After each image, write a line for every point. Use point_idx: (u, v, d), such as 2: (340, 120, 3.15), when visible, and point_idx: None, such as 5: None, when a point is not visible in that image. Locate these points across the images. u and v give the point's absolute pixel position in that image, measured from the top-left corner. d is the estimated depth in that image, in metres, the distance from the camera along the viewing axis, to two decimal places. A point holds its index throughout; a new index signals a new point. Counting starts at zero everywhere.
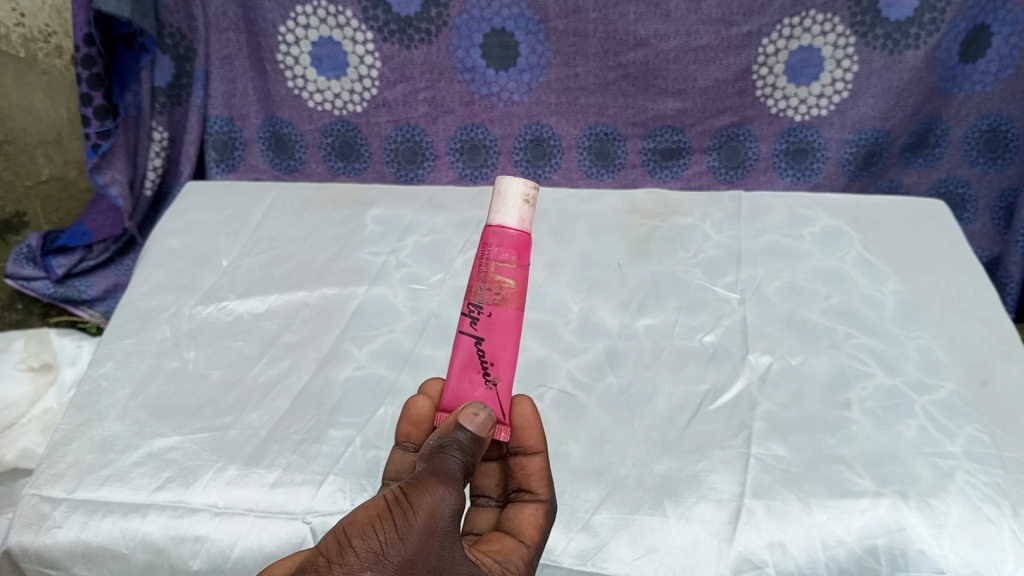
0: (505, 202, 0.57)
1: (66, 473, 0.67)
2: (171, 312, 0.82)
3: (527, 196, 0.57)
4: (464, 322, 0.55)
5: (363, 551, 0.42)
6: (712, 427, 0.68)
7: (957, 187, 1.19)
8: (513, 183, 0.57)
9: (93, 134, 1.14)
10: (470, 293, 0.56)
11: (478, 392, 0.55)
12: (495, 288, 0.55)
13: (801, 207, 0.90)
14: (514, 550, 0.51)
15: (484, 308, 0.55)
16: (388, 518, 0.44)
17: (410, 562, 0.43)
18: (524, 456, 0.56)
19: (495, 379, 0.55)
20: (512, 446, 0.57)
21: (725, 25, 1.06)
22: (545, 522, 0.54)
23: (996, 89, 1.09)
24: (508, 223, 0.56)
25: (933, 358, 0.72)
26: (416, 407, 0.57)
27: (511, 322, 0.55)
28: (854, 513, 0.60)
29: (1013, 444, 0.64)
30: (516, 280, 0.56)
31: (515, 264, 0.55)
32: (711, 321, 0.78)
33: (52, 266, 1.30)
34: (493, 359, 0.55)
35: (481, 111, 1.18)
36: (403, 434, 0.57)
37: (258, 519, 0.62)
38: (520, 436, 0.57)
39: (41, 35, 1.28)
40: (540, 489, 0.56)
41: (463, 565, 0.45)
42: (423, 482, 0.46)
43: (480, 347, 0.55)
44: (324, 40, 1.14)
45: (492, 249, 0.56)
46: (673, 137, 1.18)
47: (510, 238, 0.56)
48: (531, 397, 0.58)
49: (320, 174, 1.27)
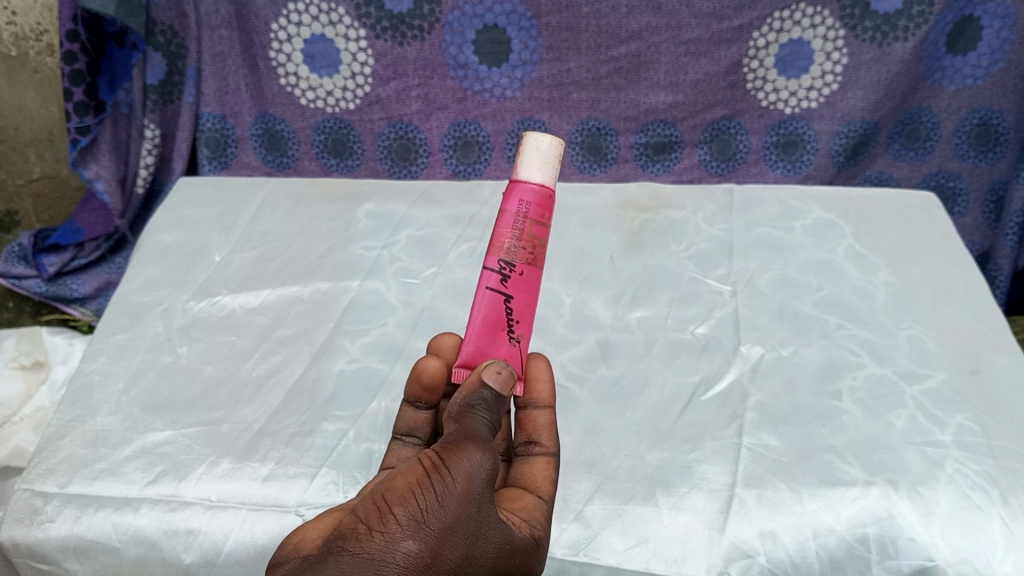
0: (539, 157, 0.55)
1: (58, 468, 0.67)
2: (164, 307, 0.82)
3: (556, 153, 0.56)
4: (493, 280, 0.54)
5: (403, 518, 0.43)
6: (704, 418, 0.68)
7: (948, 181, 1.20)
8: (548, 138, 0.55)
9: (72, 129, 1.14)
10: (501, 250, 0.54)
11: (504, 351, 0.55)
12: (529, 247, 0.54)
13: (792, 200, 0.91)
14: (535, 508, 0.52)
15: (517, 266, 0.54)
16: (427, 485, 0.44)
17: (449, 529, 0.43)
18: (534, 408, 0.57)
19: (518, 337, 0.55)
20: (523, 399, 0.58)
21: (716, 19, 1.07)
22: (556, 474, 0.56)
23: (987, 82, 1.09)
24: (542, 180, 0.55)
25: (923, 348, 0.72)
26: (426, 369, 0.56)
27: (536, 280, 0.55)
28: (845, 502, 0.61)
29: (1003, 433, 0.65)
30: (543, 239, 0.55)
31: (546, 223, 0.55)
32: (703, 313, 0.78)
33: (44, 264, 1.30)
34: (519, 317, 0.55)
35: (474, 107, 1.18)
36: (413, 395, 0.57)
37: (251, 512, 0.62)
38: (532, 390, 0.58)
39: (33, 33, 1.28)
40: (547, 441, 0.57)
41: (497, 530, 0.46)
42: (460, 445, 0.46)
43: (508, 305, 0.54)
44: (316, 37, 1.14)
45: (525, 206, 0.54)
46: (665, 131, 1.18)
47: (542, 195, 0.55)
48: (544, 356, 0.59)
49: (313, 170, 1.27)
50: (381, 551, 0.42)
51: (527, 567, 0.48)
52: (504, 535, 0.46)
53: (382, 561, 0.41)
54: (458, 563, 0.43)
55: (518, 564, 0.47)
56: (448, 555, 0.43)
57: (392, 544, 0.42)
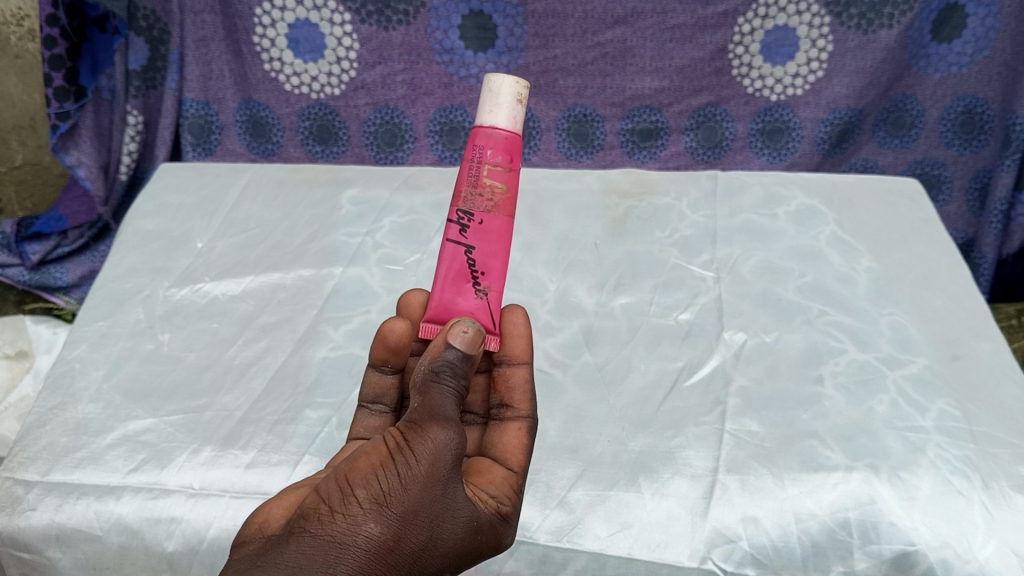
0: (495, 101, 0.54)
1: (39, 456, 0.67)
2: (146, 294, 0.82)
3: (520, 95, 0.54)
4: (452, 230, 0.55)
5: (365, 499, 0.43)
6: (687, 404, 0.68)
7: (933, 169, 1.20)
8: (506, 80, 0.54)
9: (54, 116, 1.13)
10: (459, 199, 0.54)
11: (469, 303, 0.55)
12: (486, 194, 0.54)
13: (776, 186, 0.91)
14: (503, 480, 0.52)
15: (475, 214, 0.54)
16: (390, 467, 0.44)
17: (412, 510, 0.44)
18: (508, 367, 0.57)
19: (485, 289, 0.55)
20: (499, 356, 0.58)
21: (702, 4, 1.07)
22: (528, 443, 0.55)
23: (972, 70, 1.10)
24: (500, 123, 0.54)
25: (905, 334, 0.73)
26: (391, 331, 0.57)
27: (500, 229, 0.55)
28: (826, 487, 0.61)
29: (983, 418, 0.65)
30: (506, 186, 0.54)
31: (506, 168, 0.54)
32: (687, 299, 0.78)
33: (27, 252, 1.29)
34: (483, 268, 0.55)
35: (460, 93, 1.18)
36: (379, 358, 0.58)
37: (233, 500, 0.62)
38: (507, 345, 0.58)
39: (14, 18, 1.27)
40: (523, 404, 0.57)
41: (464, 509, 0.46)
42: (425, 424, 0.46)
43: (469, 256, 0.54)
44: (301, 22, 1.13)
45: (482, 153, 0.54)
46: (652, 117, 1.18)
47: (500, 140, 0.54)
48: (522, 307, 0.59)
49: (298, 157, 1.26)
50: (342, 534, 0.42)
51: (494, 543, 0.49)
52: (470, 515, 0.46)
53: (343, 543, 0.42)
54: (421, 545, 0.44)
55: (484, 542, 0.48)
56: (411, 537, 0.44)
57: (353, 527, 0.43)
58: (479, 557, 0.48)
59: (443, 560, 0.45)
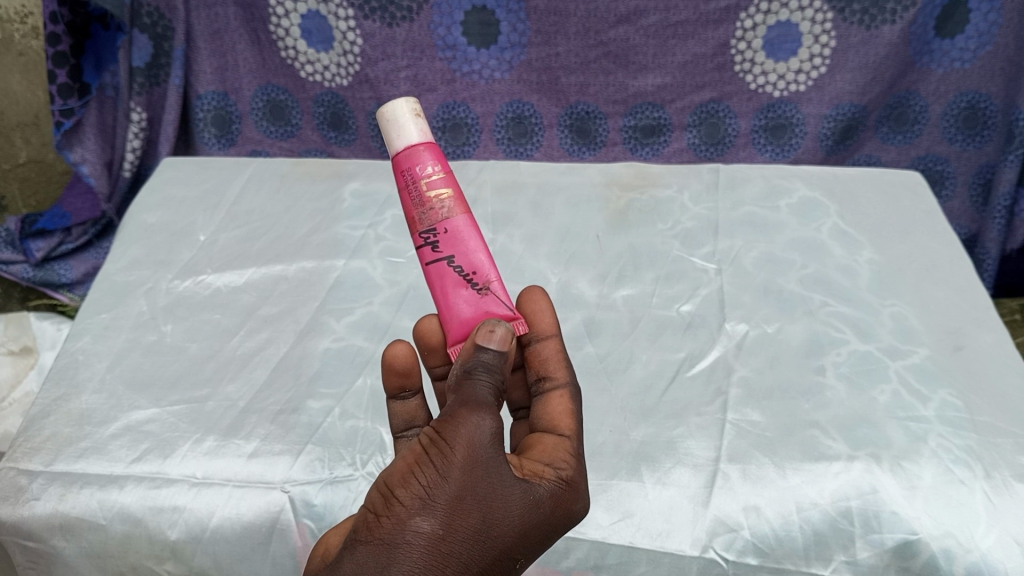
0: (399, 124, 0.55)
1: (43, 446, 0.67)
2: (149, 286, 0.82)
3: (414, 109, 0.55)
4: (426, 254, 0.53)
5: (408, 498, 0.43)
6: (688, 394, 0.68)
7: (936, 165, 1.21)
8: (396, 103, 0.55)
9: (57, 112, 1.16)
10: (417, 224, 0.54)
11: (476, 306, 0.53)
12: (436, 204, 0.53)
13: (778, 179, 0.91)
14: (555, 446, 0.49)
15: (435, 227, 0.53)
16: (427, 461, 0.44)
17: (458, 499, 0.43)
18: (538, 343, 0.54)
19: (484, 285, 0.53)
20: (525, 337, 0.55)
21: (703, 0, 1.07)
22: (576, 406, 0.52)
23: (975, 65, 1.09)
24: (413, 139, 0.55)
25: (906, 324, 0.73)
26: (395, 355, 0.54)
27: (467, 228, 0.53)
28: (828, 476, 0.61)
29: (986, 408, 0.65)
30: (450, 188, 0.54)
31: (439, 172, 0.54)
32: (689, 291, 0.78)
33: (30, 249, 1.31)
34: (472, 268, 0.53)
35: (462, 89, 1.19)
36: (394, 386, 0.55)
37: (236, 489, 0.62)
38: (531, 324, 0.54)
39: (17, 15, 1.27)
40: (560, 372, 0.53)
41: (514, 486, 0.44)
42: (456, 412, 0.45)
43: (454, 264, 0.53)
44: (312, 13, 1.13)
45: (411, 173, 0.54)
46: (654, 114, 1.19)
47: (424, 154, 0.54)
48: (539, 286, 0.56)
49: (315, 141, 1.28)
50: (391, 535, 0.42)
51: (565, 516, 0.47)
52: (524, 491, 0.45)
53: (396, 544, 0.42)
54: (478, 531, 0.43)
55: (552, 517, 0.46)
56: (466, 525, 0.43)
57: (401, 525, 0.42)
58: (552, 532, 0.47)
59: (507, 541, 0.44)
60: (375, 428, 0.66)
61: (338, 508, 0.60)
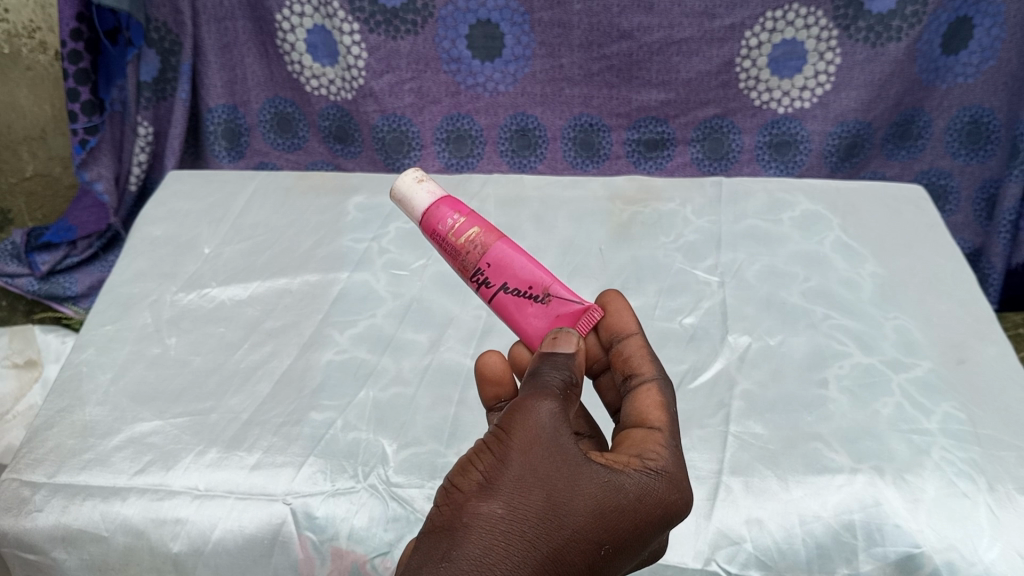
0: (411, 197, 0.59)
1: (46, 458, 0.67)
2: (153, 299, 0.82)
3: (419, 178, 0.60)
4: (483, 292, 0.56)
5: (467, 483, 0.44)
6: (690, 406, 0.68)
7: (939, 179, 1.21)
8: (403, 181, 0.60)
9: (81, 130, 1.17)
10: (465, 270, 0.56)
11: (547, 315, 0.54)
12: (471, 245, 0.55)
13: (780, 192, 0.92)
14: (646, 439, 0.49)
15: (480, 265, 0.55)
16: (489, 450, 0.45)
17: (519, 480, 0.43)
18: (621, 342, 0.55)
19: (545, 293, 0.54)
20: (610, 339, 0.55)
21: (708, 17, 1.08)
22: (666, 398, 0.51)
23: (978, 80, 1.10)
24: (428, 206, 0.58)
25: (910, 337, 0.73)
26: (490, 365, 0.54)
27: (507, 249, 0.55)
28: (831, 488, 0.60)
29: (989, 422, 0.65)
30: (476, 225, 0.56)
31: (462, 219, 0.56)
32: (692, 303, 0.78)
33: (36, 262, 1.32)
34: (529, 283, 0.54)
35: (467, 101, 1.20)
36: (492, 396, 0.55)
37: (238, 501, 0.62)
38: (614, 324, 0.55)
39: (25, 31, 1.28)
40: (648, 368, 0.53)
41: (580, 469, 0.44)
42: (518, 401, 0.46)
43: (510, 288, 0.55)
44: (317, 28, 1.15)
45: (440, 232, 0.57)
46: (658, 128, 1.20)
47: (439, 210, 0.57)
48: (615, 290, 0.57)
49: (321, 153, 1.29)
50: (452, 520, 0.43)
51: (652, 502, 0.46)
52: (593, 474, 0.45)
53: (455, 528, 0.43)
54: (544, 512, 0.43)
55: (633, 502, 0.45)
56: (528, 507, 0.43)
57: (461, 510, 0.43)
58: (640, 521, 0.45)
59: (581, 524, 0.43)
60: (377, 441, 0.66)
61: (339, 519, 0.61)
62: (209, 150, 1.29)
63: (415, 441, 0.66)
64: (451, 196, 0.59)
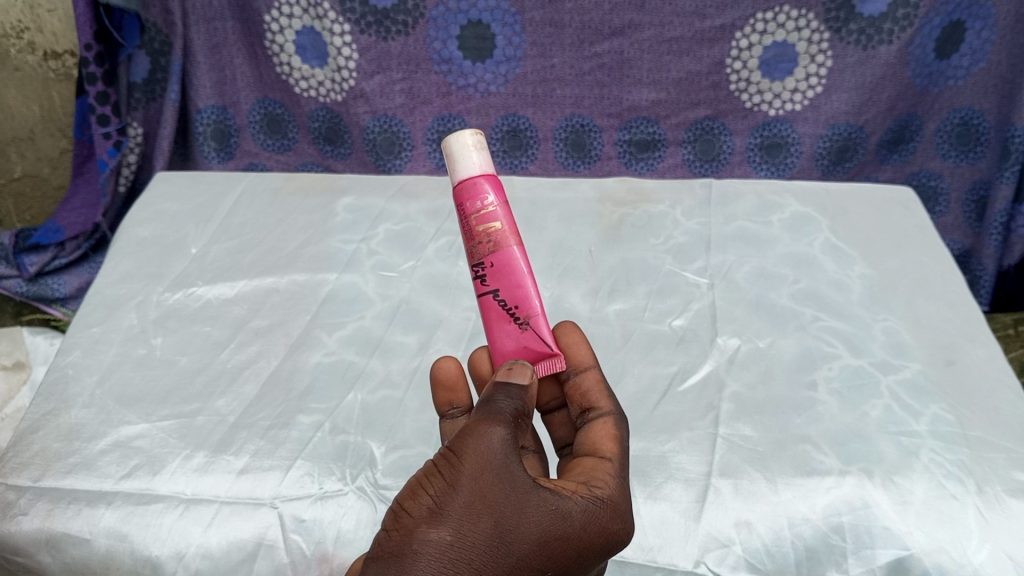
0: (458, 156, 0.55)
1: (32, 462, 0.67)
2: (140, 300, 0.82)
3: (476, 142, 0.56)
4: (476, 284, 0.55)
5: (417, 509, 0.43)
6: (680, 409, 0.68)
7: (929, 180, 1.22)
8: (462, 136, 0.56)
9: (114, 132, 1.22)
10: (469, 254, 0.55)
11: (517, 340, 0.54)
12: (485, 238, 0.54)
13: (770, 194, 0.92)
14: (595, 469, 0.50)
15: (483, 261, 0.54)
16: (438, 475, 0.45)
17: (468, 506, 0.43)
18: (578, 375, 0.56)
19: (525, 320, 0.54)
20: (564, 372, 0.56)
21: (699, 18, 1.08)
22: (620, 432, 0.53)
23: (969, 82, 1.11)
24: (470, 174, 0.55)
25: (899, 339, 0.72)
26: (445, 368, 0.56)
27: (514, 262, 0.53)
28: (820, 491, 0.60)
29: (978, 423, 0.65)
30: (502, 221, 0.54)
31: (495, 208, 0.54)
32: (681, 305, 0.78)
33: (25, 264, 1.32)
34: (515, 303, 0.53)
35: (458, 102, 1.19)
36: (445, 400, 0.57)
37: (225, 506, 0.62)
38: (570, 356, 0.56)
39: (14, 31, 1.30)
40: (605, 403, 0.54)
41: (529, 495, 0.45)
42: (468, 428, 0.46)
43: (498, 298, 0.54)
44: (306, 29, 1.14)
45: (469, 207, 0.54)
46: (649, 129, 1.20)
47: (479, 186, 0.54)
48: (572, 322, 0.58)
49: (311, 155, 1.29)
50: (401, 545, 0.42)
51: (597, 531, 0.46)
52: (541, 500, 0.45)
53: (403, 553, 0.42)
54: (493, 538, 0.43)
55: (580, 529, 0.45)
56: (477, 534, 0.43)
57: (409, 535, 0.42)
58: (586, 549, 0.45)
59: (530, 550, 0.43)
60: (365, 444, 0.66)
61: (327, 522, 0.60)
62: (197, 151, 1.29)
63: (403, 444, 0.65)
64: (497, 175, 0.56)
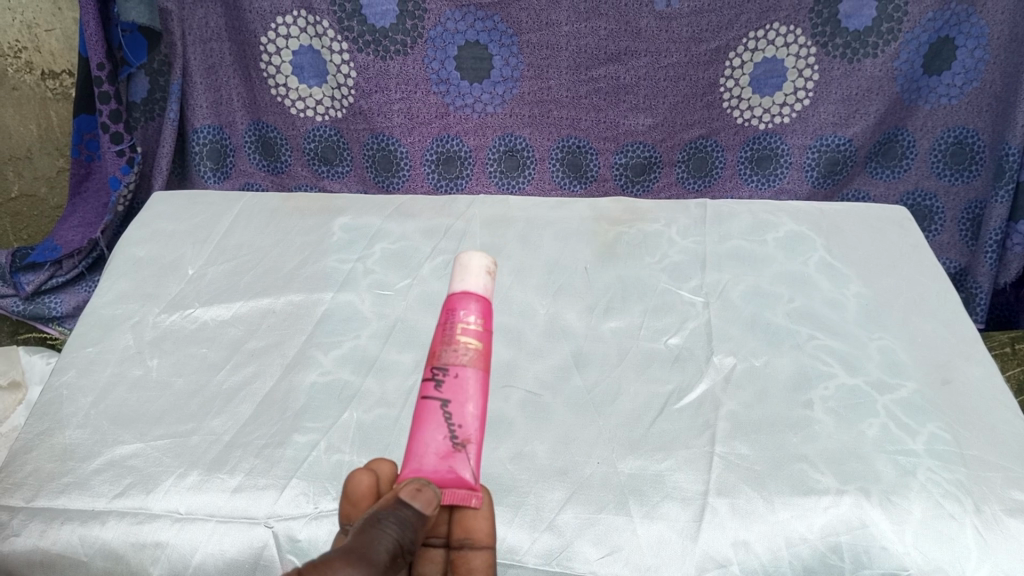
0: (467, 269, 0.50)
1: (25, 482, 0.66)
2: (136, 320, 0.82)
3: (488, 268, 0.51)
4: (427, 386, 0.46)
5: None
6: (676, 426, 0.67)
7: (925, 200, 1.23)
8: (472, 255, 0.51)
9: (126, 149, 1.24)
10: (433, 358, 0.47)
11: (445, 462, 0.45)
12: (461, 347, 0.47)
13: (765, 214, 0.93)
14: None
15: (447, 368, 0.46)
16: None
17: None
18: (470, 551, 0.47)
19: (464, 445, 0.46)
20: (456, 538, 0.48)
21: (695, 42, 1.11)
22: None
23: (961, 101, 1.13)
24: (471, 288, 0.49)
25: (894, 357, 0.73)
26: (355, 483, 0.46)
27: (477, 382, 0.47)
28: (817, 511, 0.60)
29: (976, 442, 0.64)
30: (481, 341, 0.48)
31: (480, 327, 0.48)
32: (676, 324, 0.78)
33: (22, 283, 1.32)
34: (465, 423, 0.46)
35: (455, 122, 1.21)
36: (341, 515, 0.46)
37: (220, 524, 0.62)
38: (466, 527, 0.48)
39: (12, 50, 1.33)
40: (484, 535, 0.48)
41: None
42: (332, 561, 0.39)
43: (447, 411, 0.46)
44: (305, 48, 1.16)
45: (455, 316, 0.48)
46: (645, 153, 1.21)
47: (466, 300, 0.49)
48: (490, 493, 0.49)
49: (304, 177, 1.29)
50: None
51: None
52: None
53: None
54: None
55: None
56: None
57: None
58: None
59: None
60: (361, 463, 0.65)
61: (321, 542, 0.60)
62: (194, 172, 1.28)
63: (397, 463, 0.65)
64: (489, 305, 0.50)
